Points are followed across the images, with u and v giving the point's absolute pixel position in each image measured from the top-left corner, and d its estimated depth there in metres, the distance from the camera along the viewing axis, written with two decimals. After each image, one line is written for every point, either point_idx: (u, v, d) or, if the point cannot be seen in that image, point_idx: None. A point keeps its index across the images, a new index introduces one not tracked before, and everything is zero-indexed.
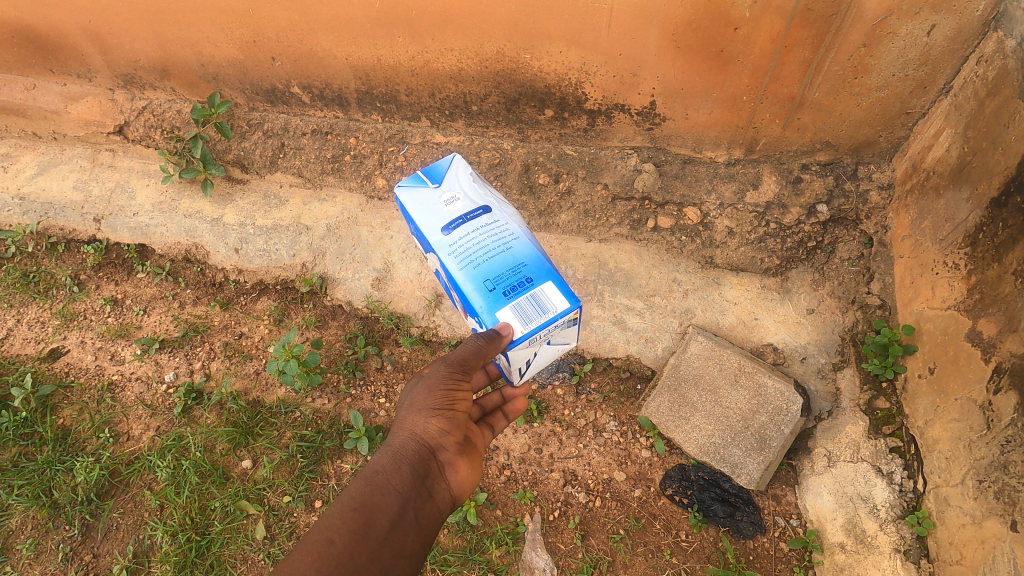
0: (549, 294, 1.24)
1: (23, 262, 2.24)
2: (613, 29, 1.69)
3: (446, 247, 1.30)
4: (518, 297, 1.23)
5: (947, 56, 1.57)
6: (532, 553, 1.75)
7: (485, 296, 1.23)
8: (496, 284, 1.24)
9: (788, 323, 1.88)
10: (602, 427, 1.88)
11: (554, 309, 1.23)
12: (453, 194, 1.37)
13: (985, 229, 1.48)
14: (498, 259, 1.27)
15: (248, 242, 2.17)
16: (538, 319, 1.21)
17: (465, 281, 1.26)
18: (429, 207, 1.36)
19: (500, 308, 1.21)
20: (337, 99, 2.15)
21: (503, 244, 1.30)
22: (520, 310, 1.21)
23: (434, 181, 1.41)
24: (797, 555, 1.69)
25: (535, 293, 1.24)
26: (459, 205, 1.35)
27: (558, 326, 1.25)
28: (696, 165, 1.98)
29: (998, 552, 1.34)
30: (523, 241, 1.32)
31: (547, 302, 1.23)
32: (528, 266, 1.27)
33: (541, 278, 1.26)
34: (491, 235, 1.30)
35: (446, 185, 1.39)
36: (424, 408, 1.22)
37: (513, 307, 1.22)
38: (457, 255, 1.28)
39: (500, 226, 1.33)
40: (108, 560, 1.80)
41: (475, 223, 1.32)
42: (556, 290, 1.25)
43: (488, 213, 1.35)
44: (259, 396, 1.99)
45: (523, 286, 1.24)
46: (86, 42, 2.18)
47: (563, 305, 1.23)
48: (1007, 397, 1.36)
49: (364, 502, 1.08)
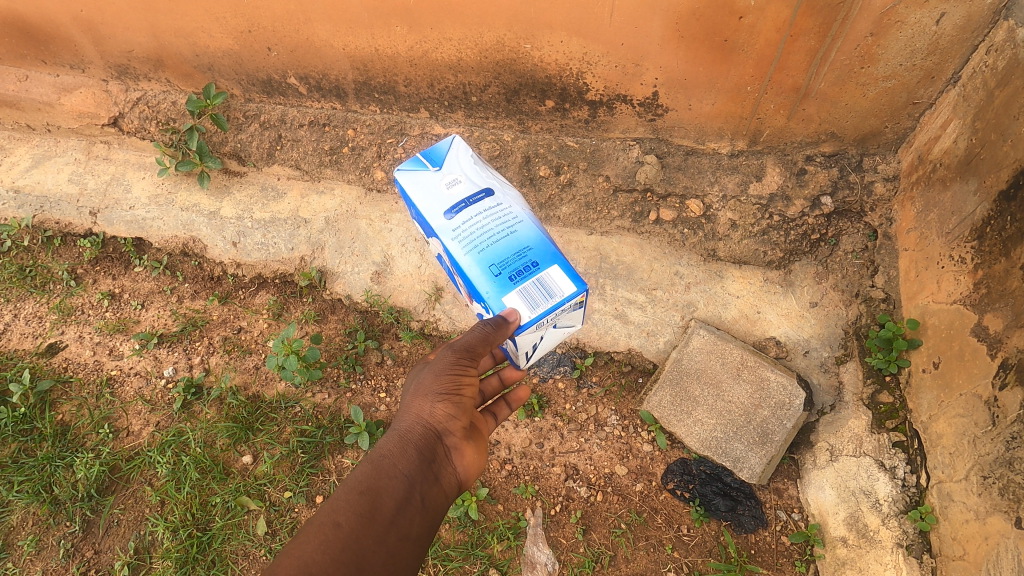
0: (555, 279, 1.23)
1: (18, 257, 2.21)
2: (615, 18, 1.66)
3: (449, 232, 1.28)
4: (525, 281, 1.21)
5: (956, 45, 1.53)
6: (534, 548, 1.76)
7: (491, 281, 1.21)
8: (502, 269, 1.22)
9: (791, 317, 1.87)
10: (604, 421, 1.87)
11: (561, 293, 1.21)
12: (454, 177, 1.35)
13: (992, 223, 1.46)
14: (502, 244, 1.26)
15: (246, 235, 2.15)
16: (545, 304, 1.20)
17: (470, 266, 1.23)
18: (431, 190, 1.34)
19: (506, 294, 1.20)
20: (335, 90, 2.11)
21: (508, 228, 1.28)
22: (527, 295, 1.20)
23: (434, 163, 1.38)
24: (799, 549, 1.69)
25: (541, 277, 1.22)
26: (461, 188, 1.33)
27: (565, 310, 1.24)
28: (699, 156, 1.95)
29: (1002, 548, 1.33)
30: (528, 224, 1.30)
31: (554, 286, 1.22)
32: (533, 251, 1.25)
33: (547, 262, 1.25)
34: (495, 219, 1.29)
35: (447, 168, 1.37)
36: (430, 392, 1.22)
37: (519, 291, 1.20)
38: (462, 240, 1.26)
39: (504, 209, 1.31)
40: (109, 556, 1.80)
41: (478, 207, 1.30)
42: (561, 273, 1.24)
43: (490, 196, 1.32)
44: (258, 391, 1.98)
45: (528, 270, 1.23)
46: (77, 32, 2.15)
47: (570, 290, 1.22)
48: (1013, 393, 1.34)
49: (371, 485, 1.07)
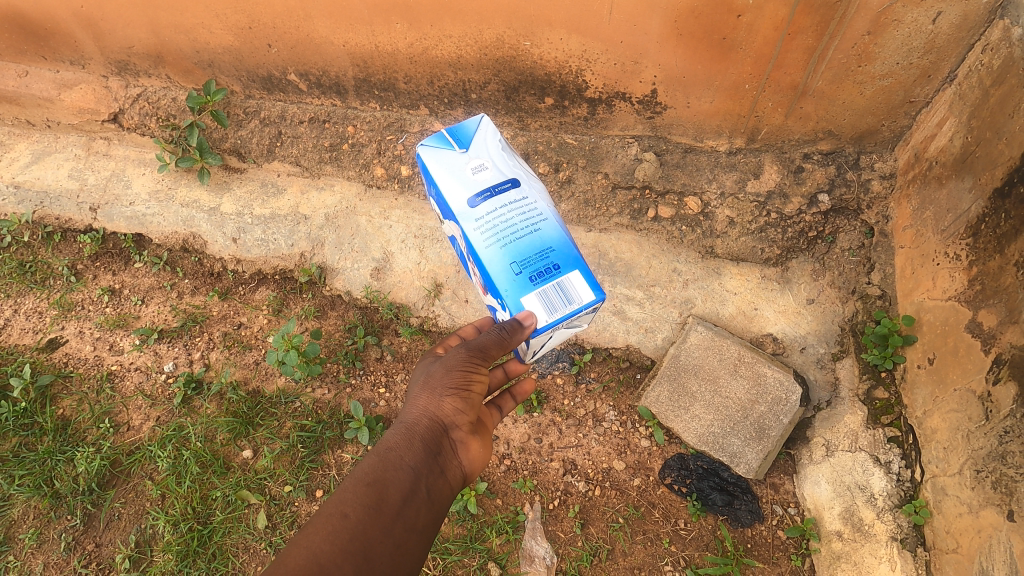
0: (575, 285, 1.24)
1: (18, 252, 2.22)
2: (614, 16, 1.67)
3: (471, 220, 1.28)
4: (544, 284, 1.23)
5: (952, 44, 1.54)
6: (532, 542, 1.77)
7: (511, 279, 1.23)
8: (523, 268, 1.24)
9: (788, 313, 1.88)
10: (602, 416, 1.89)
11: (579, 300, 1.23)
12: (480, 162, 1.34)
13: (987, 220, 1.47)
14: (525, 241, 1.26)
15: (246, 231, 2.15)
16: (563, 310, 1.22)
17: (491, 260, 1.25)
18: (456, 173, 1.33)
19: (526, 295, 1.22)
20: (335, 87, 2.12)
21: (532, 225, 1.28)
22: (545, 299, 1.22)
23: (461, 144, 1.37)
24: (794, 543, 1.72)
25: (561, 281, 1.24)
26: (487, 175, 1.32)
27: (580, 316, 1.26)
28: (697, 154, 1.96)
29: (994, 541, 1.34)
30: (551, 223, 1.30)
31: (573, 293, 1.24)
32: (555, 252, 1.26)
33: (568, 266, 1.26)
34: (519, 213, 1.29)
35: (473, 151, 1.36)
36: (439, 387, 1.23)
37: (538, 294, 1.22)
38: (484, 230, 1.27)
39: (529, 204, 1.31)
40: (110, 549, 1.82)
41: (503, 198, 1.29)
42: (581, 280, 1.25)
43: (516, 187, 1.32)
44: (259, 386, 1.98)
45: (549, 273, 1.24)
46: (78, 28, 2.15)
47: (589, 298, 1.23)
48: (1006, 388, 1.35)
49: (378, 477, 1.08)
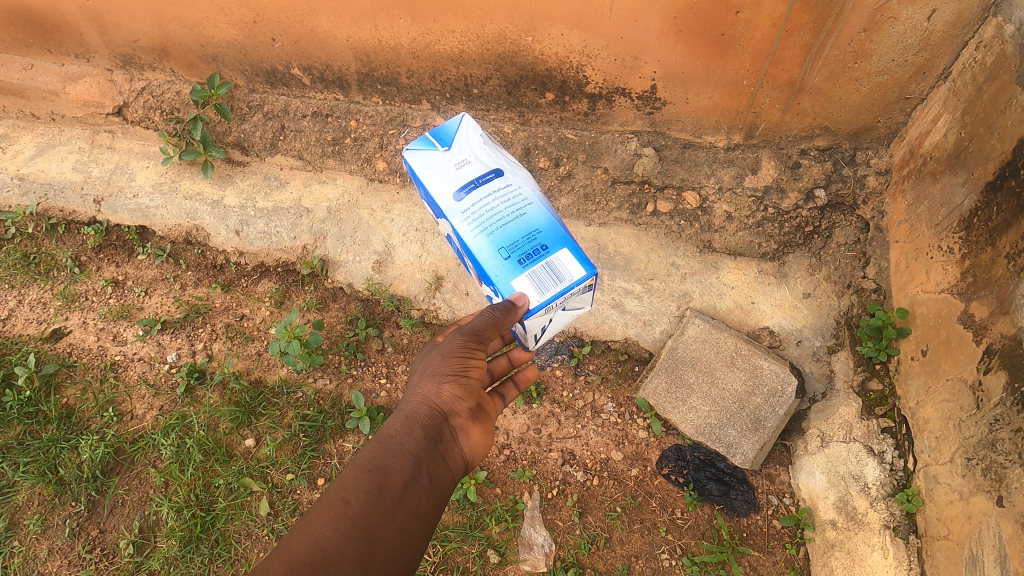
0: (564, 262, 1.26)
1: (22, 244, 2.23)
2: (615, 11, 1.69)
3: (458, 213, 1.31)
4: (534, 265, 1.25)
5: (947, 41, 1.57)
6: (532, 530, 1.80)
7: (501, 264, 1.25)
8: (511, 252, 1.26)
9: (785, 307, 1.91)
10: (600, 408, 1.91)
11: (570, 277, 1.25)
12: (463, 158, 1.37)
13: (979, 213, 1.50)
14: (512, 226, 1.29)
15: (248, 224, 2.17)
16: (554, 288, 1.24)
17: (480, 248, 1.27)
18: (440, 171, 1.36)
19: (516, 277, 1.24)
20: (338, 81, 2.15)
21: (516, 211, 1.31)
22: (536, 279, 1.24)
23: (443, 144, 1.40)
24: (789, 532, 1.75)
25: (550, 260, 1.26)
26: (470, 169, 1.35)
27: (575, 293, 1.28)
28: (695, 150, 1.99)
29: (984, 526, 1.37)
30: (537, 206, 1.33)
31: (563, 270, 1.26)
32: (542, 234, 1.29)
33: (556, 246, 1.28)
34: (504, 201, 1.31)
35: (456, 148, 1.39)
36: (438, 374, 1.25)
37: (528, 275, 1.24)
38: (471, 222, 1.29)
39: (513, 191, 1.34)
40: (114, 535, 1.84)
41: (487, 188, 1.32)
42: (570, 257, 1.27)
43: (499, 177, 1.35)
44: (260, 376, 2.01)
45: (538, 253, 1.26)
46: (84, 21, 2.18)
47: (579, 274, 1.25)
48: (996, 377, 1.38)
49: (379, 464, 1.11)
